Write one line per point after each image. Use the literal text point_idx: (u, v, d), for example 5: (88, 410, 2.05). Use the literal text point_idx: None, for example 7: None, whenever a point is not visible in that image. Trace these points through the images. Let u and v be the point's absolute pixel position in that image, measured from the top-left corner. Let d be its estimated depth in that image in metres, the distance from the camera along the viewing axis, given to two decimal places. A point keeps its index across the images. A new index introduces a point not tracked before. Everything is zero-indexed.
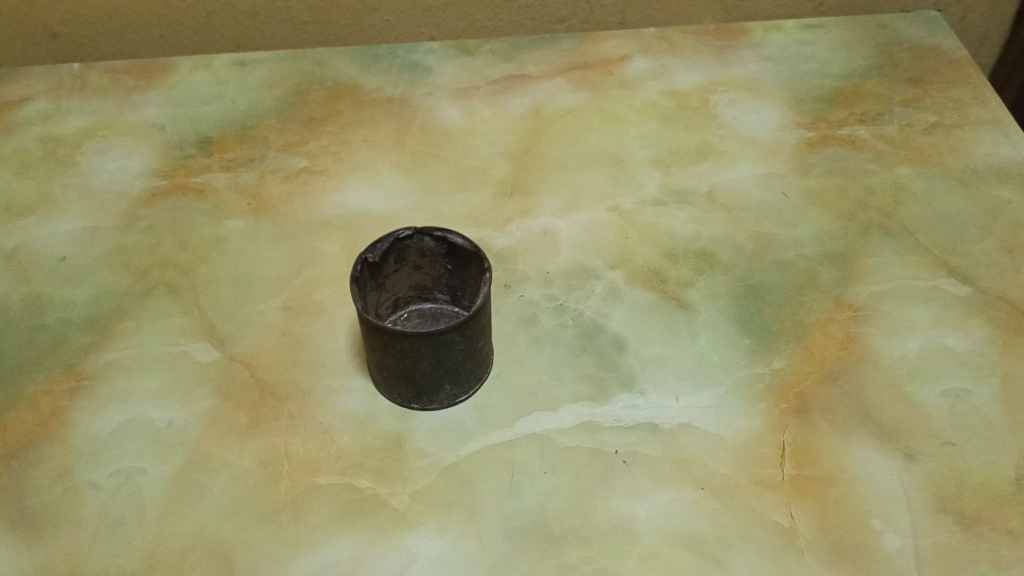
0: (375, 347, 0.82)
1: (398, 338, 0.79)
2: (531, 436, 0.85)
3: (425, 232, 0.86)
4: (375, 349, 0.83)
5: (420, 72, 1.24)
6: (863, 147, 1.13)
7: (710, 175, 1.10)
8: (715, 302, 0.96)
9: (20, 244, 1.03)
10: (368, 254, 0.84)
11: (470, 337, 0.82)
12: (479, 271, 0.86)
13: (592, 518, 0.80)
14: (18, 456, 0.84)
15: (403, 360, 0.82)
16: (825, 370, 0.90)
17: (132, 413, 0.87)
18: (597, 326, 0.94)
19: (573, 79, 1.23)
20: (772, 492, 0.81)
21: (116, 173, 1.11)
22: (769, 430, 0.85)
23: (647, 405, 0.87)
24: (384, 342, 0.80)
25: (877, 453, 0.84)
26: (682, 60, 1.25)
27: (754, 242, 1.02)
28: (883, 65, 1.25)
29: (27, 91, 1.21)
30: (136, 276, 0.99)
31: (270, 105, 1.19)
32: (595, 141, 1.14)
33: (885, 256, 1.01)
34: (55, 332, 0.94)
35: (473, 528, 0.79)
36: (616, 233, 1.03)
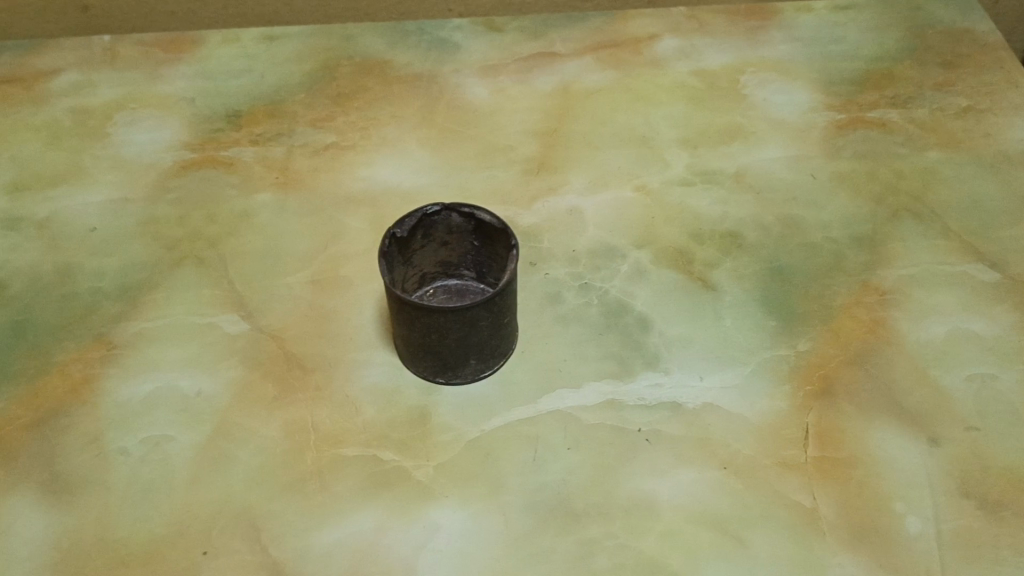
0: (402, 322, 0.83)
1: (425, 313, 0.79)
2: (554, 412, 0.86)
3: (453, 208, 0.86)
4: (402, 324, 0.83)
5: (448, 49, 1.24)
6: (894, 130, 1.12)
7: (738, 156, 1.09)
8: (741, 284, 0.96)
9: (51, 214, 1.04)
10: (396, 229, 0.84)
11: (496, 313, 0.82)
12: (506, 248, 0.86)
13: (614, 495, 0.80)
14: (51, 422, 0.86)
15: (429, 334, 0.82)
16: (850, 353, 0.90)
17: (161, 382, 0.88)
18: (622, 305, 0.94)
19: (602, 57, 1.22)
20: (795, 473, 0.81)
21: (145, 145, 1.12)
22: (792, 412, 0.85)
23: (671, 385, 0.88)
24: (411, 316, 0.81)
25: (901, 437, 0.84)
26: (712, 40, 1.25)
27: (781, 224, 1.02)
28: (915, 48, 1.24)
29: (58, 63, 1.23)
30: (165, 247, 1.00)
31: (299, 79, 1.20)
32: (622, 120, 1.14)
33: (913, 240, 1.00)
34: (86, 301, 0.95)
35: (496, 502, 0.80)
36: (642, 213, 1.03)
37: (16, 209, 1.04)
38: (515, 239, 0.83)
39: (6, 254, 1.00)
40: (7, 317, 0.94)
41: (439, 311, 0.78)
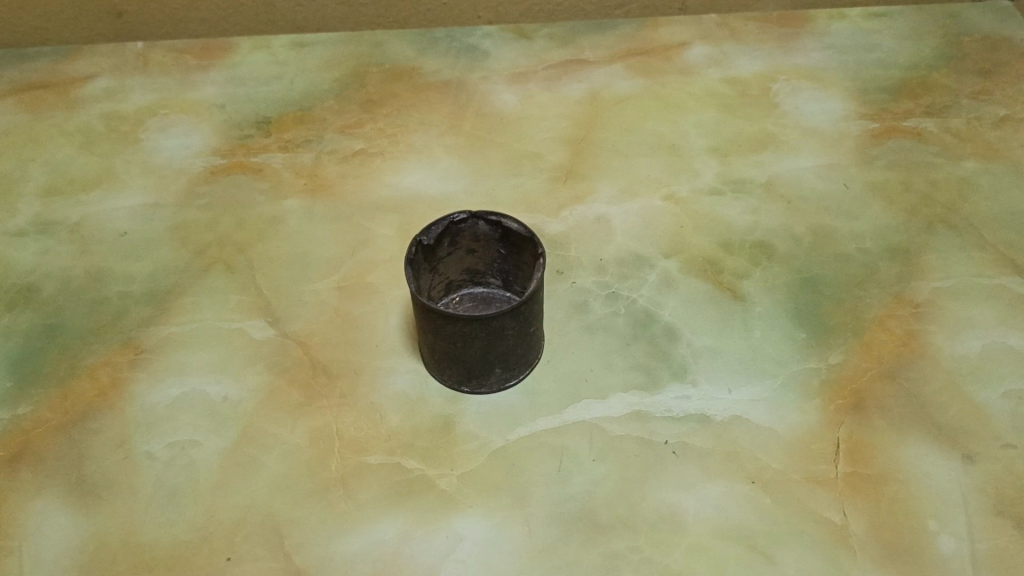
0: (427, 330, 0.83)
1: (450, 321, 0.79)
2: (580, 423, 0.85)
3: (480, 216, 0.86)
4: (427, 332, 0.83)
5: (477, 56, 1.24)
6: (929, 139, 1.10)
7: (770, 165, 1.08)
8: (771, 294, 0.95)
9: (82, 218, 1.05)
10: (423, 237, 0.83)
11: (522, 323, 0.82)
12: (533, 257, 0.85)
13: (640, 508, 0.79)
14: (79, 425, 0.86)
15: (454, 342, 0.82)
16: (883, 366, 0.88)
17: (188, 386, 0.89)
18: (649, 315, 0.93)
19: (632, 64, 1.22)
20: (825, 489, 0.80)
21: (176, 150, 1.12)
22: (823, 426, 0.84)
23: (699, 397, 0.86)
24: (437, 324, 0.80)
25: (934, 454, 0.82)
26: (743, 48, 1.24)
27: (813, 233, 1.00)
28: (952, 55, 1.21)
29: (92, 69, 1.25)
30: (194, 252, 1.01)
31: (329, 86, 1.21)
32: (652, 128, 1.13)
33: (949, 252, 0.98)
34: (115, 305, 0.96)
35: (520, 513, 0.79)
36: (671, 221, 1.02)
37: (49, 213, 1.06)
38: (542, 247, 0.82)
39: (38, 257, 1.01)
40: (38, 320, 0.95)
41: (465, 320, 0.78)
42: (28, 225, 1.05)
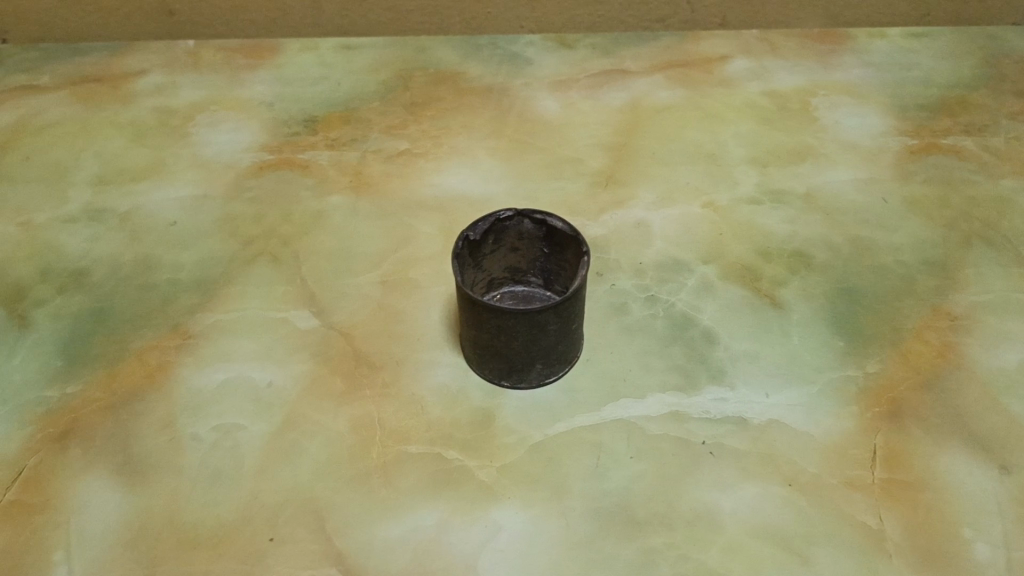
0: (471, 322, 0.84)
1: (495, 314, 0.80)
2: (618, 421, 0.86)
3: (525, 214, 0.87)
4: (471, 325, 0.84)
5: (520, 63, 1.26)
6: (967, 157, 1.11)
7: (809, 177, 1.09)
8: (810, 302, 0.96)
9: (133, 207, 1.08)
10: (470, 233, 0.85)
11: (565, 319, 0.83)
12: (576, 256, 0.87)
13: (677, 506, 0.80)
14: (125, 406, 0.88)
15: (497, 336, 0.83)
16: (920, 376, 0.89)
17: (235, 372, 0.91)
18: (688, 318, 0.94)
19: (672, 76, 1.24)
20: (861, 494, 0.80)
21: (225, 145, 1.15)
22: (859, 433, 0.84)
23: (737, 399, 0.87)
24: (482, 317, 0.82)
25: (970, 463, 0.82)
26: (783, 62, 1.26)
27: (851, 244, 1.01)
28: (991, 76, 1.23)
29: (144, 65, 1.28)
30: (241, 244, 1.03)
31: (374, 88, 1.23)
32: (692, 137, 1.15)
33: (987, 267, 0.99)
34: (163, 292, 0.98)
35: (558, 506, 0.80)
36: (710, 228, 1.03)
37: (101, 201, 1.09)
38: (586, 246, 0.84)
39: (89, 243, 1.04)
40: (88, 304, 0.97)
41: (510, 314, 0.79)
42: (79, 212, 1.07)
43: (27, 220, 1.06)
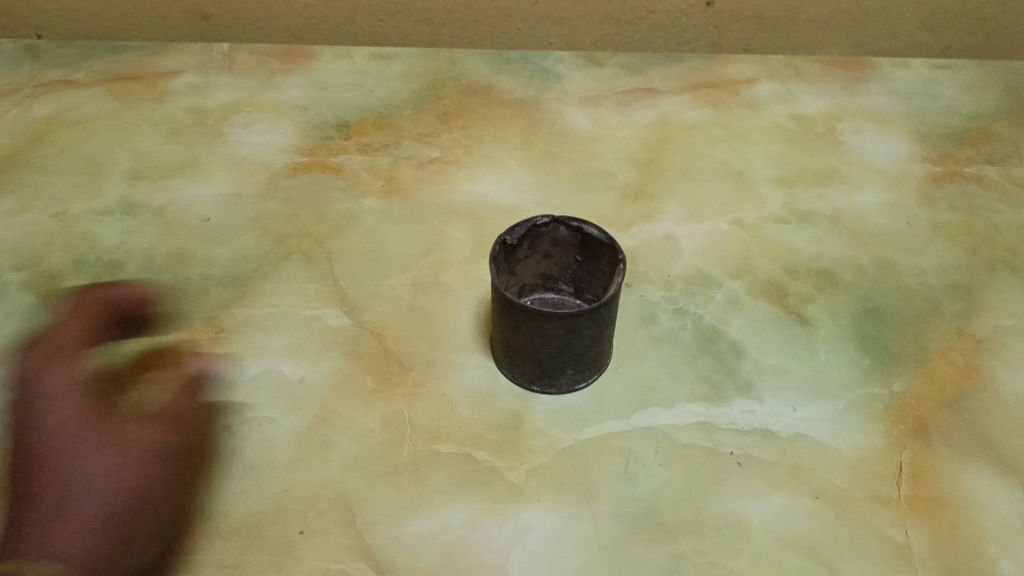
0: (506, 324, 0.85)
1: (531, 316, 0.80)
2: (647, 428, 0.87)
3: (561, 221, 0.88)
4: (506, 327, 0.85)
5: (550, 78, 1.29)
6: (991, 186, 1.13)
7: (834, 199, 1.11)
8: (836, 320, 0.97)
9: (167, 202, 1.09)
10: (507, 237, 0.86)
11: (599, 324, 0.83)
12: (611, 264, 0.88)
13: (705, 514, 0.80)
14: (158, 395, 0.88)
15: (532, 339, 0.84)
16: (945, 396, 0.90)
17: (266, 367, 0.91)
18: (716, 331, 0.96)
19: (700, 96, 1.26)
20: (887, 508, 0.80)
21: (259, 146, 1.16)
22: (886, 448, 0.85)
23: (765, 412, 0.88)
24: (518, 320, 0.82)
25: (995, 483, 0.83)
26: (810, 87, 1.28)
27: (877, 265, 1.03)
28: (1013, 108, 1.25)
29: (179, 65, 1.30)
30: (274, 242, 1.04)
31: (407, 97, 1.25)
32: (719, 156, 1.17)
33: (1011, 292, 1.00)
34: (197, 286, 0.99)
35: (587, 510, 0.81)
36: (738, 245, 1.05)
37: (135, 195, 1.10)
38: (622, 254, 0.84)
39: (123, 236, 1.05)
40: None
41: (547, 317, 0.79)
42: (114, 205, 1.09)
43: (62, 210, 1.07)
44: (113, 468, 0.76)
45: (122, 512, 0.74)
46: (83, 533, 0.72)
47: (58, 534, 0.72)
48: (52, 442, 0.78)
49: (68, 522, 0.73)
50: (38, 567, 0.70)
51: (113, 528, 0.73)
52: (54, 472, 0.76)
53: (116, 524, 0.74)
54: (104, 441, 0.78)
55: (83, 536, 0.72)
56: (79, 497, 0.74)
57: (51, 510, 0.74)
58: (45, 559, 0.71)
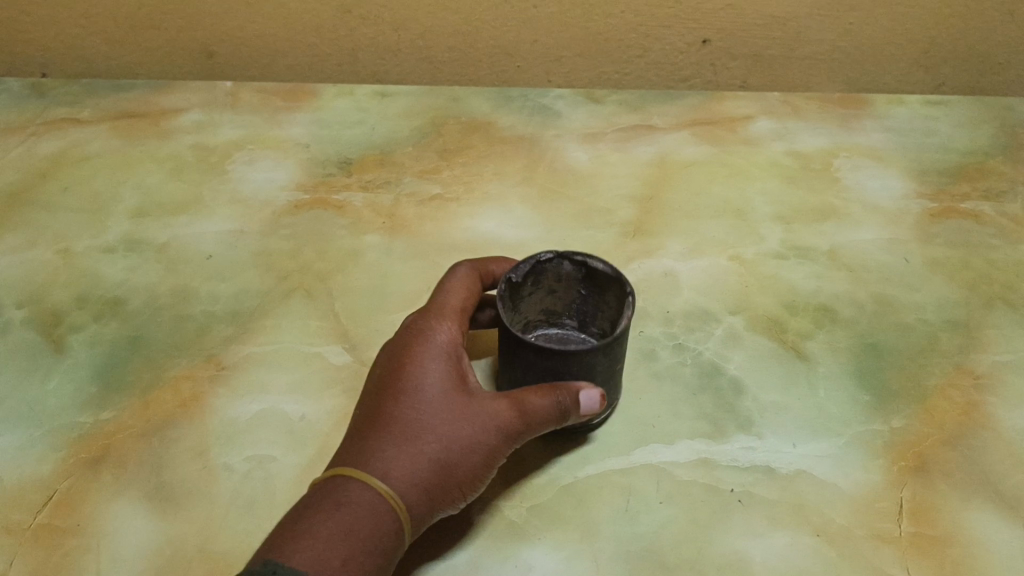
0: (514, 364, 0.82)
1: (544, 355, 0.78)
2: (648, 465, 0.87)
3: (566, 256, 0.88)
4: (514, 367, 0.82)
5: (550, 116, 1.30)
6: (987, 222, 1.14)
7: (832, 235, 1.12)
8: (835, 356, 0.97)
9: (171, 239, 1.10)
10: (512, 274, 0.85)
11: (611, 361, 0.82)
12: (617, 299, 0.89)
13: (707, 552, 0.79)
14: (159, 433, 0.88)
15: (544, 377, 0.81)
16: (945, 433, 0.90)
17: (268, 404, 0.91)
18: (716, 367, 0.96)
19: (699, 133, 1.28)
20: (889, 546, 0.80)
21: (263, 183, 1.18)
22: (886, 486, 0.85)
23: (765, 449, 0.88)
24: (529, 358, 0.79)
25: (997, 521, 0.83)
26: (806, 125, 1.31)
27: (875, 302, 1.04)
28: (1009, 144, 1.27)
29: (184, 103, 1.32)
30: (277, 279, 1.05)
31: (409, 134, 1.27)
32: (718, 192, 1.18)
33: (1009, 328, 1.01)
34: (199, 322, 1.00)
35: (588, 548, 0.80)
36: (737, 281, 1.06)
37: (139, 232, 1.11)
38: (629, 286, 0.85)
39: (126, 272, 1.06)
40: (123, 331, 0.98)
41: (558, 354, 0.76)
42: (118, 242, 1.10)
43: (65, 247, 1.08)
44: (512, 419, 0.73)
45: (479, 464, 0.72)
46: (427, 469, 0.69)
47: (401, 458, 0.69)
48: (447, 390, 0.73)
49: (425, 458, 0.69)
50: (384, 495, 0.67)
51: (456, 477, 0.71)
52: (447, 412, 0.72)
53: (461, 474, 0.71)
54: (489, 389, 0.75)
55: (428, 481, 0.69)
56: (461, 442, 0.71)
57: (435, 442, 0.70)
58: (383, 481, 0.68)
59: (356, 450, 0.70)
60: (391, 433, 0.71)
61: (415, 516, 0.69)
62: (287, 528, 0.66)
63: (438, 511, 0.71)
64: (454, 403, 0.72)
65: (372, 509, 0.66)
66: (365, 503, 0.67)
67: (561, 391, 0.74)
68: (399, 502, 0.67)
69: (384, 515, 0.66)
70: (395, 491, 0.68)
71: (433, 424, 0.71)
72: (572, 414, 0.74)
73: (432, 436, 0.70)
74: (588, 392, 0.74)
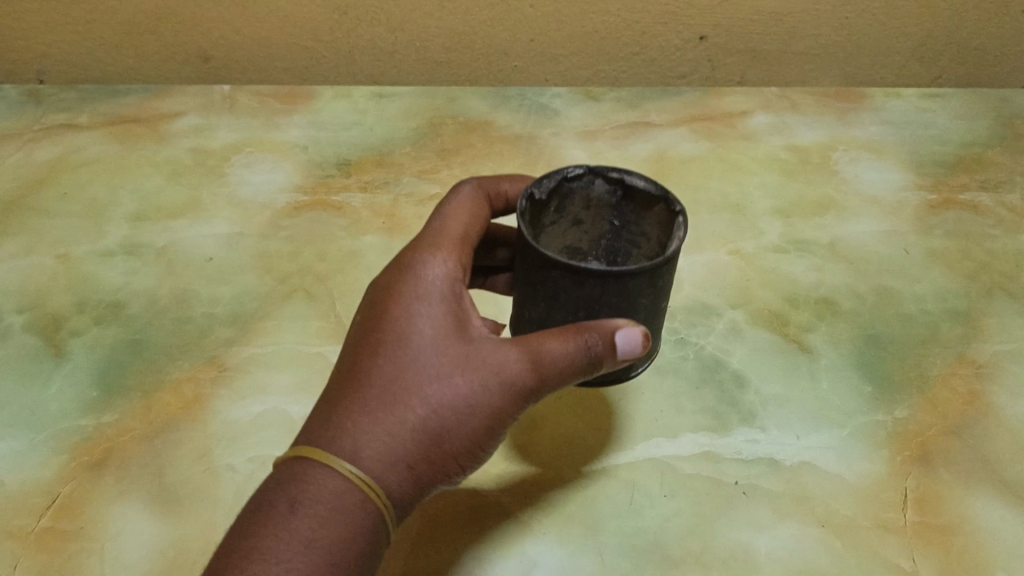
0: (539, 298, 0.69)
1: (581, 281, 0.65)
2: (651, 460, 0.87)
3: (598, 173, 0.75)
4: (540, 302, 0.69)
5: (548, 114, 1.30)
6: (986, 213, 1.15)
7: (832, 228, 1.12)
8: (837, 348, 0.97)
9: (170, 243, 1.10)
10: (536, 189, 0.72)
11: (658, 290, 0.69)
12: (660, 221, 0.75)
13: (712, 545, 0.79)
14: (161, 436, 0.88)
15: (575, 311, 0.68)
16: (948, 422, 0.90)
17: (270, 405, 0.91)
18: (718, 361, 0.96)
19: (697, 129, 1.28)
20: (894, 536, 0.80)
21: (261, 185, 1.18)
22: (890, 476, 0.85)
23: (769, 441, 0.88)
24: (560, 286, 0.66)
25: (1001, 508, 0.83)
26: (804, 119, 1.31)
27: (876, 293, 1.04)
28: (1005, 136, 1.27)
29: (181, 107, 1.32)
30: (277, 281, 1.05)
31: (407, 135, 1.27)
32: (717, 187, 1.18)
33: (1010, 318, 1.01)
34: (200, 325, 0.99)
35: (593, 543, 0.80)
36: (737, 275, 1.06)
37: (138, 236, 1.11)
38: (677, 203, 0.72)
39: (126, 277, 1.05)
40: (124, 335, 0.98)
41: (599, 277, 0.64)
42: (117, 246, 1.09)
43: (64, 252, 1.08)
44: (513, 379, 0.64)
45: (475, 429, 0.64)
46: (408, 444, 0.61)
47: (378, 433, 0.61)
48: (435, 346, 0.64)
49: (406, 431, 0.62)
50: (355, 481, 0.59)
51: (444, 450, 0.63)
52: (435, 373, 0.63)
53: (452, 445, 0.63)
54: (487, 339, 0.66)
55: (411, 453, 0.62)
56: (450, 409, 0.63)
57: (419, 409, 0.62)
58: (353, 463, 0.60)
59: (327, 418, 0.62)
60: (370, 396, 0.62)
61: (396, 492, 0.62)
62: (243, 524, 0.58)
63: (426, 482, 0.63)
64: (442, 362, 0.64)
65: (339, 500, 0.58)
66: (332, 492, 0.59)
67: (581, 341, 0.65)
68: (373, 487, 0.60)
69: (354, 506, 0.59)
70: (368, 472, 0.60)
71: (417, 388, 0.62)
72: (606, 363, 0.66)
73: (415, 403, 0.62)
74: (626, 331, 0.65)
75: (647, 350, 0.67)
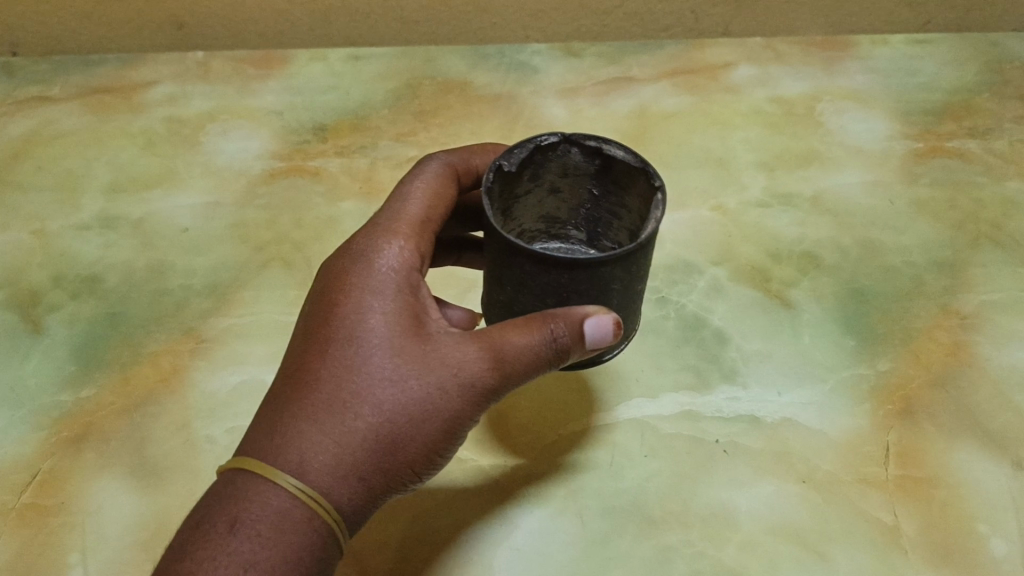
0: (507, 282, 0.66)
1: (546, 269, 0.61)
2: (632, 420, 0.86)
3: (575, 141, 0.70)
4: (507, 285, 0.66)
5: (527, 72, 1.28)
6: (973, 160, 1.13)
7: (816, 180, 1.11)
8: (819, 302, 0.96)
9: (145, 214, 1.09)
10: (503, 162, 0.68)
11: (632, 277, 0.65)
12: (642, 196, 0.70)
13: (692, 504, 0.79)
14: (140, 409, 0.88)
15: (543, 298, 0.64)
16: (932, 374, 0.89)
17: (248, 375, 0.91)
18: (698, 319, 0.95)
19: (678, 82, 1.26)
20: (876, 491, 0.80)
21: (237, 153, 1.16)
22: (873, 430, 0.84)
23: (749, 398, 0.87)
24: (526, 273, 0.63)
25: (983, 460, 0.82)
26: (788, 69, 1.29)
27: (861, 246, 1.02)
28: (994, 81, 1.25)
29: (155, 76, 1.30)
30: (253, 249, 1.04)
31: (384, 97, 1.25)
32: (700, 142, 1.16)
33: (995, 267, 1.00)
34: (177, 297, 0.99)
35: (573, 505, 0.79)
36: (719, 231, 1.04)
37: (114, 209, 1.10)
38: (658, 179, 0.67)
39: (102, 250, 1.04)
40: (101, 309, 0.97)
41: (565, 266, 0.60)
42: (92, 220, 1.08)
43: (40, 227, 1.07)
44: (469, 380, 0.62)
45: (432, 432, 0.62)
46: (360, 452, 0.60)
47: (325, 444, 0.59)
48: (387, 346, 0.62)
49: (357, 439, 0.59)
50: (300, 496, 0.57)
51: (398, 458, 0.61)
52: (385, 376, 0.61)
53: (406, 452, 0.61)
54: (444, 337, 0.64)
55: (364, 462, 0.60)
56: (403, 414, 0.61)
57: (369, 416, 0.60)
58: (298, 478, 0.58)
59: (271, 427, 0.60)
60: (319, 403, 0.60)
61: (349, 504, 0.60)
62: (182, 548, 0.56)
63: (382, 491, 0.62)
64: (394, 365, 0.62)
65: (283, 518, 0.57)
66: (276, 509, 0.57)
67: (544, 334, 0.63)
68: (321, 502, 0.58)
69: (299, 523, 0.57)
70: (315, 485, 0.58)
71: (367, 394, 0.60)
72: (572, 353, 0.64)
73: (366, 409, 0.60)
74: (595, 318, 0.63)
75: (618, 338, 0.65)
